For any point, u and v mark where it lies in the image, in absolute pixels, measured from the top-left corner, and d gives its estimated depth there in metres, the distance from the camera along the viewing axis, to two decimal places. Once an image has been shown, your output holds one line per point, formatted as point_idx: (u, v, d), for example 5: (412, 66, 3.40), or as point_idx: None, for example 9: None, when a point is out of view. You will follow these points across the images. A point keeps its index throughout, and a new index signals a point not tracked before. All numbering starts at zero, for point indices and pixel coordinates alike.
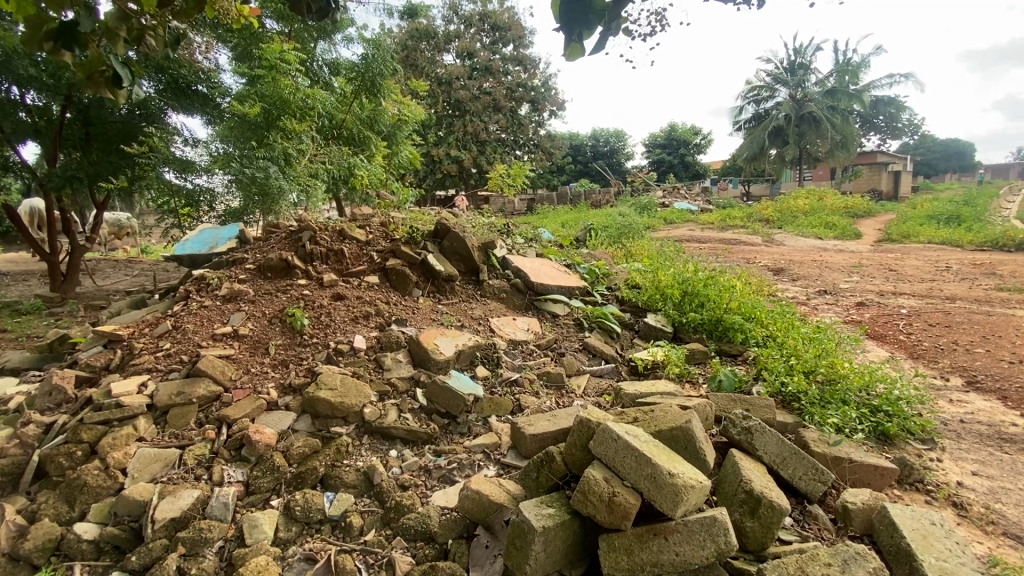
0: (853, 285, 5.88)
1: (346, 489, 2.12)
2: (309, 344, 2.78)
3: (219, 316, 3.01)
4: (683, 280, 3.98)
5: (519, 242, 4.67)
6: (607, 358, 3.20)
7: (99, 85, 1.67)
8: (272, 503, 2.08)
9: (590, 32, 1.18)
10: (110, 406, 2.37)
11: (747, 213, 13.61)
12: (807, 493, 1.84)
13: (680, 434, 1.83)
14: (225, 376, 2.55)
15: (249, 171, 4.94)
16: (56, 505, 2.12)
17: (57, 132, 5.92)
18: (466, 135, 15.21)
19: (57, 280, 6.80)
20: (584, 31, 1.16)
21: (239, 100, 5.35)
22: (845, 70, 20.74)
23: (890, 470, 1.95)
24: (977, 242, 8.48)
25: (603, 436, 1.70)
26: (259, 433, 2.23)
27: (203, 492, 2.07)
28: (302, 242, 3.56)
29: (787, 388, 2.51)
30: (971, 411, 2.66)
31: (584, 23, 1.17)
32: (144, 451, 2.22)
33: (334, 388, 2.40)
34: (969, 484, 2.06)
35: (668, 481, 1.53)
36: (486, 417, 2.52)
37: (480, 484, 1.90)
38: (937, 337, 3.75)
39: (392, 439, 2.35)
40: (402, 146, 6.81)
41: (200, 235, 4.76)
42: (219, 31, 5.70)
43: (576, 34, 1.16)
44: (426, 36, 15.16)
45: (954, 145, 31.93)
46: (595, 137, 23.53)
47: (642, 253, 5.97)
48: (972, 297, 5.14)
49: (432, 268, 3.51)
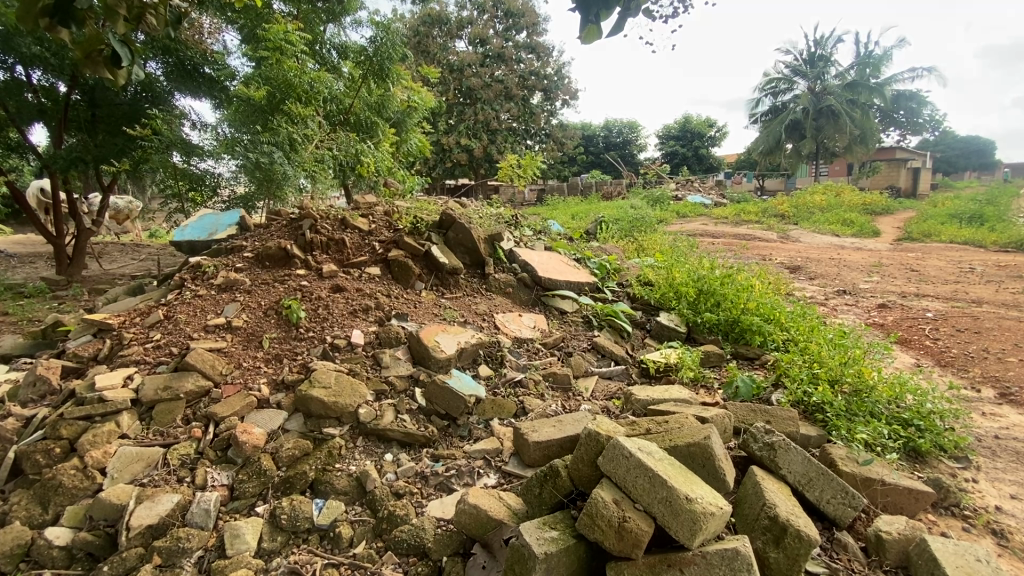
0: (874, 285, 5.66)
1: (337, 496, 1.99)
2: (305, 338, 2.66)
3: (212, 306, 2.89)
4: (697, 279, 3.79)
5: (527, 235, 4.49)
6: (617, 359, 3.05)
7: (99, 66, 1.49)
8: (258, 510, 1.96)
9: (607, 13, 1.22)
10: (93, 401, 2.26)
11: (762, 208, 13.26)
12: (836, 519, 1.69)
13: (698, 451, 1.67)
14: (215, 370, 2.44)
15: (254, 155, 4.76)
16: (29, 506, 2.02)
17: (63, 114, 5.83)
18: (477, 124, 15.02)
19: (64, 263, 6.78)
20: (601, 11, 1.19)
21: (246, 82, 5.26)
22: (867, 63, 19.98)
23: (926, 495, 1.79)
24: (1002, 242, 8.18)
25: (613, 452, 1.56)
26: (247, 433, 2.11)
27: (184, 497, 1.94)
28: (301, 230, 3.43)
29: (811, 399, 2.37)
30: (1007, 427, 2.48)
31: (603, 5, 1.21)
32: (125, 450, 2.10)
33: (328, 387, 2.28)
34: (1009, 509, 1.89)
35: (686, 507, 1.38)
36: (488, 419, 2.38)
37: (479, 498, 1.76)
38: (967, 344, 3.55)
39: (388, 442, 2.22)
40: (411, 134, 6.62)
41: (200, 221, 4.64)
42: (227, 11, 5.61)
43: (594, 15, 1.20)
44: (439, 22, 14.88)
45: (975, 142, 31.14)
46: (608, 128, 23.32)
47: (655, 247, 5.80)
48: (999, 301, 4.93)
49: (436, 261, 3.36)
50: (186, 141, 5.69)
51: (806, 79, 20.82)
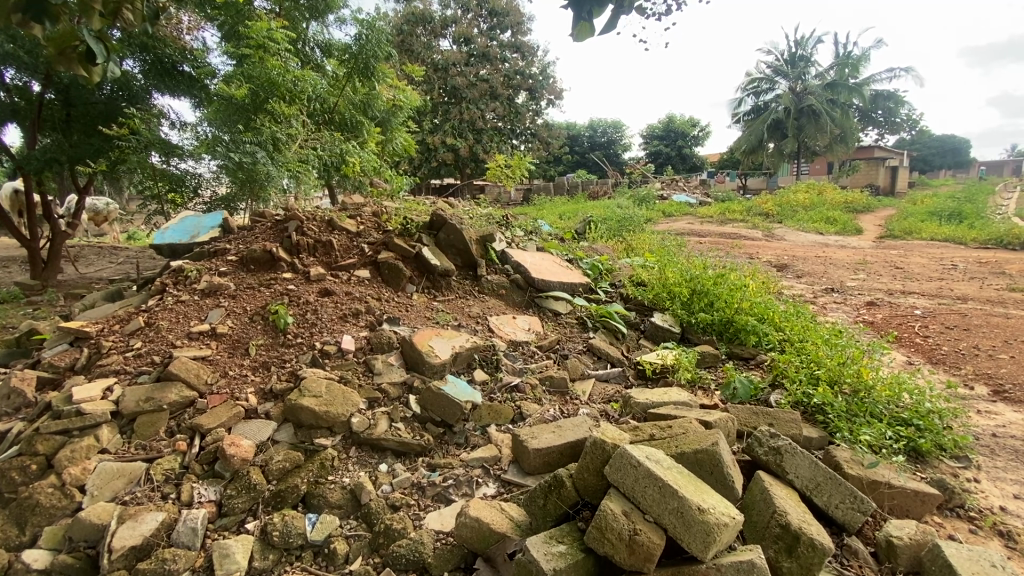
0: (861, 283, 5.71)
1: (331, 510, 1.91)
2: (293, 344, 2.57)
3: (196, 312, 2.78)
4: (691, 278, 3.77)
5: (518, 235, 4.43)
6: (613, 361, 3.00)
7: (73, 62, 1.44)
8: (247, 527, 1.87)
9: (601, 10, 1.21)
10: (70, 415, 2.15)
11: (746, 206, 13.38)
12: (845, 524, 1.67)
13: (705, 458, 1.63)
14: (200, 379, 2.33)
15: (236, 156, 4.64)
16: (5, 527, 1.91)
17: (37, 113, 5.63)
18: (462, 123, 14.93)
19: (38, 267, 6.54)
20: (594, 8, 1.19)
21: (228, 81, 5.11)
22: (846, 63, 20.26)
23: (932, 497, 1.78)
24: (981, 239, 8.35)
25: (620, 462, 1.51)
26: (235, 446, 2.02)
27: (170, 515, 1.85)
28: (287, 232, 3.33)
29: (812, 400, 2.35)
30: (1003, 425, 2.49)
31: (597, 2, 1.20)
32: (105, 466, 1.99)
33: (318, 396, 2.20)
34: (1014, 509, 1.88)
35: (698, 518, 1.34)
36: (485, 426, 2.32)
37: (480, 510, 1.69)
38: (957, 342, 3.59)
39: (382, 451, 2.15)
40: (397, 132, 6.51)
41: (181, 223, 4.50)
42: (206, 7, 5.47)
43: (587, 12, 1.19)
44: (423, 20, 14.76)
45: (950, 141, 31.90)
46: (593, 128, 23.41)
47: (645, 246, 5.80)
48: (984, 297, 5.00)
49: (427, 262, 3.28)
50: (164, 141, 5.50)
51: (787, 79, 21.05)
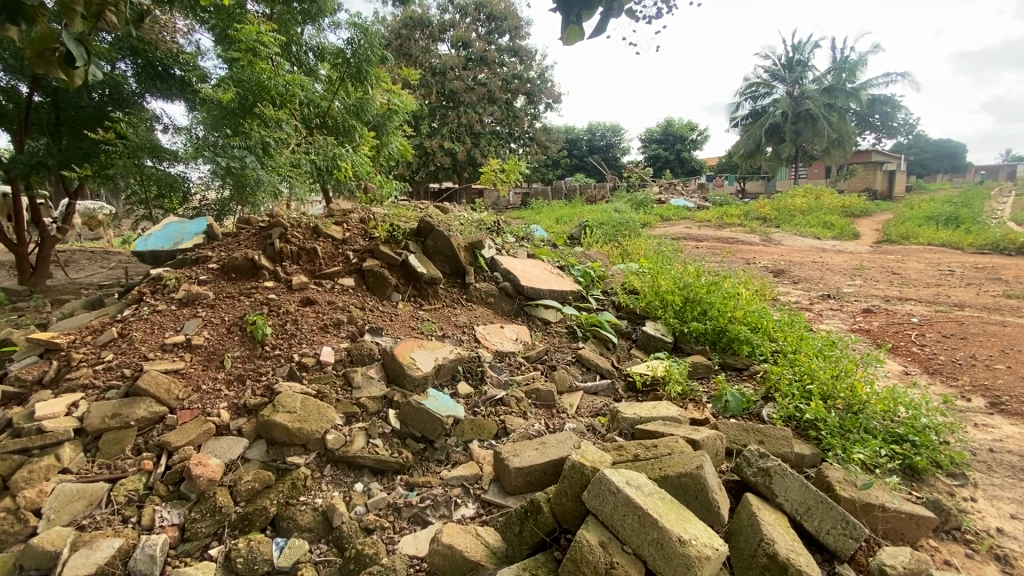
0: (857, 289, 5.65)
1: (300, 534, 1.84)
2: (271, 356, 2.48)
3: (172, 323, 2.69)
4: (684, 285, 3.69)
5: (509, 242, 4.36)
6: (602, 373, 2.92)
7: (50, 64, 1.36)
8: (211, 553, 1.79)
9: (591, 12, 1.14)
10: (30, 432, 2.07)
11: (744, 211, 13.32)
12: (836, 552, 1.58)
13: (690, 482, 1.55)
14: (171, 395, 2.24)
15: (223, 160, 4.46)
16: None
17: (25, 117, 5.52)
18: (460, 127, 14.87)
19: (26, 273, 6.42)
20: (584, 10, 1.11)
21: (218, 85, 5.04)
22: (843, 68, 20.28)
23: (929, 521, 1.70)
24: (978, 244, 8.29)
25: (599, 487, 1.43)
26: (201, 466, 1.94)
27: (128, 541, 1.76)
28: (270, 239, 3.24)
29: (805, 415, 2.28)
30: (1000, 439, 2.42)
31: (586, 4, 1.13)
32: (64, 488, 1.91)
33: (293, 412, 2.11)
34: (1012, 531, 1.80)
35: (679, 551, 1.26)
36: (467, 442, 2.23)
37: (454, 536, 1.60)
38: (953, 351, 3.52)
39: (358, 469, 2.06)
40: (391, 137, 6.43)
41: (165, 230, 4.41)
42: (198, 11, 5.40)
43: (576, 14, 1.12)
44: (421, 24, 14.72)
45: (946, 145, 32.01)
46: (591, 131, 23.40)
47: (640, 252, 5.72)
48: (980, 304, 4.95)
49: (413, 270, 3.20)
50: (154, 144, 5.41)
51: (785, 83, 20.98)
